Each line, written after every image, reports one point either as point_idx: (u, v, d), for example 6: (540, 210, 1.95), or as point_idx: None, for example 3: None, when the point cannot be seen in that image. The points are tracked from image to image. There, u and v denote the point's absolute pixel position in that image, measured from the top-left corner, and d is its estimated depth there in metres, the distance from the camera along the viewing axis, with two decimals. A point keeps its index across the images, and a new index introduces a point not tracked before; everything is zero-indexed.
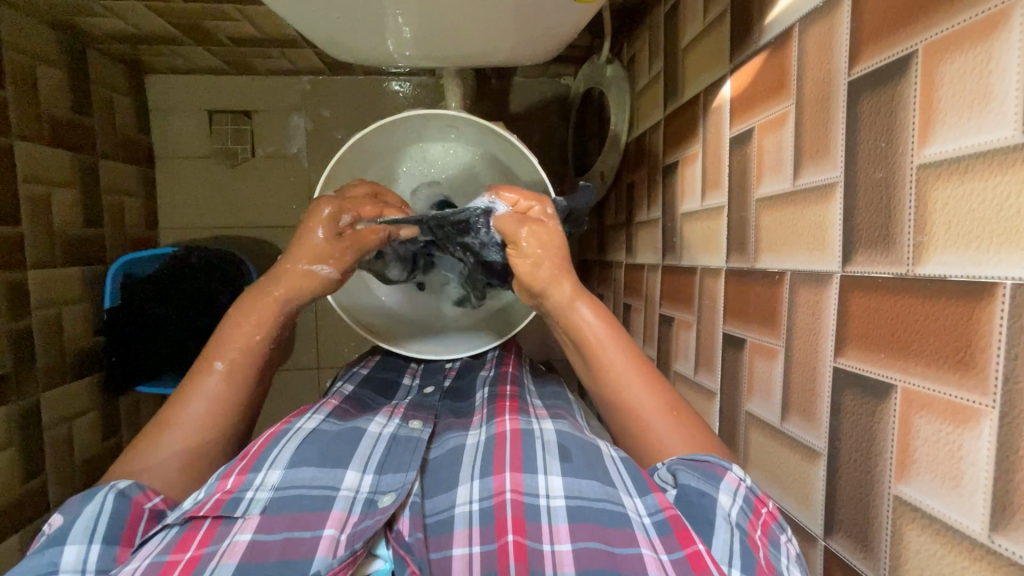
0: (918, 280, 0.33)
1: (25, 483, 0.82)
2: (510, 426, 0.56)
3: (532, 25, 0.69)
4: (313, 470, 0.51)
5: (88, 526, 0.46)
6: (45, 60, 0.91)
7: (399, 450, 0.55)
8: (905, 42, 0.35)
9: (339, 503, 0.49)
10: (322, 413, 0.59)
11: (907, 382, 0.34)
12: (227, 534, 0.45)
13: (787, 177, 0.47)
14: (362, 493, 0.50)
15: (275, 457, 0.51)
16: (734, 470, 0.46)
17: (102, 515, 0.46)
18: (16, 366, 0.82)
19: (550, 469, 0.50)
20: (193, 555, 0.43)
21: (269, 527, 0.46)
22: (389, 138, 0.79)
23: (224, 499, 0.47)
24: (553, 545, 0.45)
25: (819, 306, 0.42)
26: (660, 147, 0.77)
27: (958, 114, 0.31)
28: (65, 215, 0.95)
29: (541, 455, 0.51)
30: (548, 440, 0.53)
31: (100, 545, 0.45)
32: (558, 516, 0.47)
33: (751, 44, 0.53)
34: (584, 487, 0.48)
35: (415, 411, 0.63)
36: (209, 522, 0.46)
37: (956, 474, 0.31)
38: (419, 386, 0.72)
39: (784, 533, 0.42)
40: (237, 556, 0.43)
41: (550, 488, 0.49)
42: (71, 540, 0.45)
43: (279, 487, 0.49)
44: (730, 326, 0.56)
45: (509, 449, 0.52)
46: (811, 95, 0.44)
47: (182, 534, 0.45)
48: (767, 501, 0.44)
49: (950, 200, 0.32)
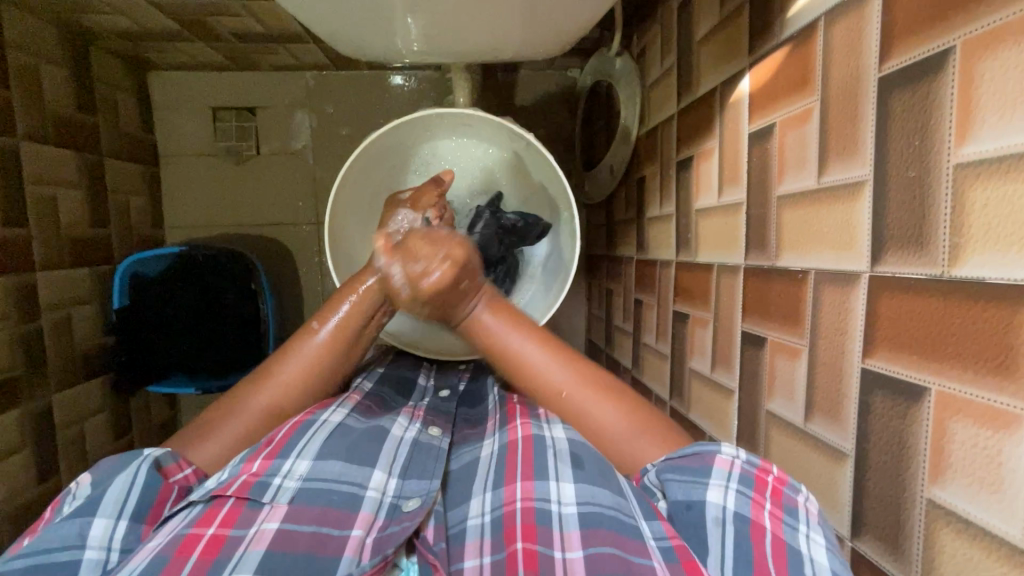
0: (954, 282, 0.33)
1: (39, 484, 0.82)
2: (522, 433, 0.56)
3: (544, 20, 0.68)
4: (340, 465, 0.51)
5: (119, 500, 0.47)
6: (47, 58, 0.89)
7: (422, 456, 0.55)
8: (943, 37, 0.34)
9: (367, 504, 0.48)
10: (347, 406, 0.59)
11: (942, 386, 0.34)
12: (254, 520, 0.46)
13: (812, 173, 0.46)
14: (387, 496, 0.50)
15: (303, 448, 0.51)
16: (724, 451, 0.46)
17: (134, 488, 0.48)
18: (27, 369, 0.82)
19: (562, 476, 0.50)
20: (216, 533, 0.45)
21: (298, 518, 0.46)
22: (401, 136, 0.79)
23: (251, 482, 0.48)
24: (563, 553, 0.45)
25: (845, 306, 0.42)
26: (673, 142, 0.77)
27: (1000, 113, 0.30)
28: (72, 214, 0.94)
29: (553, 463, 0.51)
30: (561, 449, 0.52)
31: (127, 521, 0.47)
32: (569, 523, 0.46)
33: (771, 38, 0.52)
34: (597, 494, 0.47)
35: (434, 416, 0.62)
36: (233, 502, 0.47)
37: (995, 480, 0.31)
38: (434, 388, 0.72)
39: (799, 494, 0.43)
40: (264, 544, 0.44)
41: (561, 495, 0.48)
42: (100, 513, 0.47)
43: (306, 478, 0.49)
44: (749, 325, 0.56)
45: (521, 457, 0.53)
46: (837, 90, 0.43)
47: (206, 510, 0.47)
48: (770, 469, 0.45)
49: (989, 200, 0.31)
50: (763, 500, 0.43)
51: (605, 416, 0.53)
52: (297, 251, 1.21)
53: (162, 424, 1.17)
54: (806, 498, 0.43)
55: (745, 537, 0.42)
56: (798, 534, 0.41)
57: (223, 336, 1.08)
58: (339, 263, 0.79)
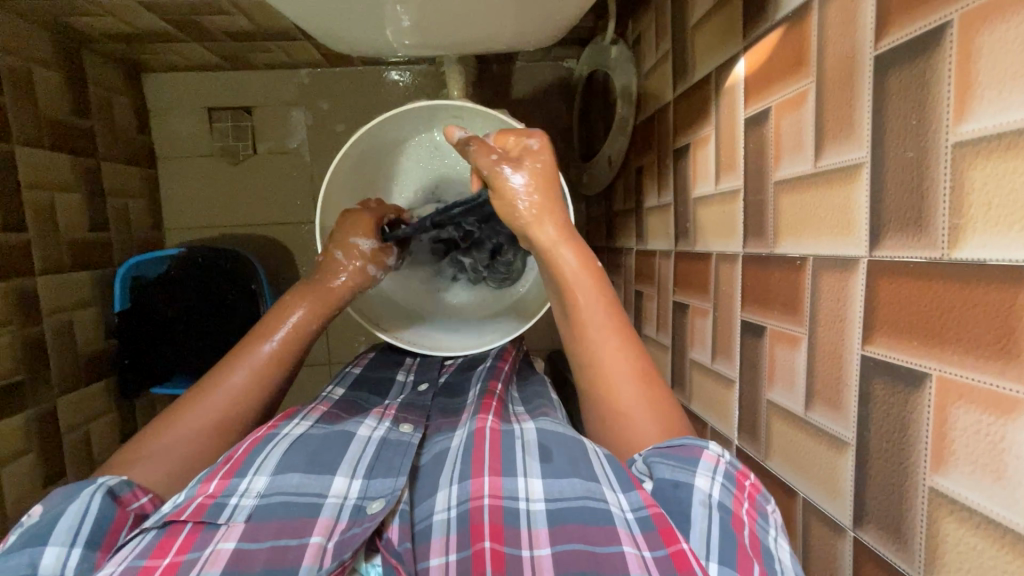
0: (955, 264, 0.32)
1: (46, 488, 0.82)
2: (490, 424, 0.57)
3: (536, 10, 0.67)
4: (298, 476, 0.53)
5: (72, 527, 0.47)
6: (40, 63, 0.89)
7: (389, 454, 0.57)
8: (939, 12, 0.33)
9: (327, 510, 0.50)
10: (311, 419, 0.61)
11: (943, 370, 0.33)
12: (210, 541, 0.47)
13: (809, 157, 0.45)
14: (350, 499, 0.52)
15: (261, 463, 0.53)
16: (712, 447, 0.47)
17: (87, 515, 0.48)
18: (29, 373, 0.82)
19: (530, 471, 0.52)
20: (172, 560, 0.45)
21: (254, 534, 0.48)
22: (397, 129, 0.78)
23: (207, 504, 0.49)
24: (532, 550, 0.47)
25: (844, 292, 0.41)
26: (670, 129, 0.75)
27: (999, 88, 0.29)
28: (70, 219, 0.94)
29: (521, 457, 0.53)
30: (528, 441, 0.55)
31: (81, 549, 0.47)
32: (537, 521, 0.48)
33: (766, 20, 0.51)
34: (564, 487, 0.50)
35: (406, 413, 0.65)
36: (191, 526, 0.48)
37: (998, 466, 0.30)
38: (412, 384, 0.74)
39: (769, 504, 0.45)
40: (219, 565, 0.45)
41: (530, 491, 0.51)
42: (52, 542, 0.47)
43: (264, 494, 0.51)
44: (749, 313, 0.55)
45: (489, 450, 0.54)
46: (833, 71, 0.42)
47: (161, 538, 0.47)
48: (749, 473, 0.47)
49: (988, 179, 0.30)
50: (743, 497, 0.45)
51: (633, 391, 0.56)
52: (296, 250, 1.21)
53: None
54: (774, 509, 0.45)
55: (728, 525, 0.43)
56: (769, 536, 0.43)
57: (218, 339, 1.07)
58: None
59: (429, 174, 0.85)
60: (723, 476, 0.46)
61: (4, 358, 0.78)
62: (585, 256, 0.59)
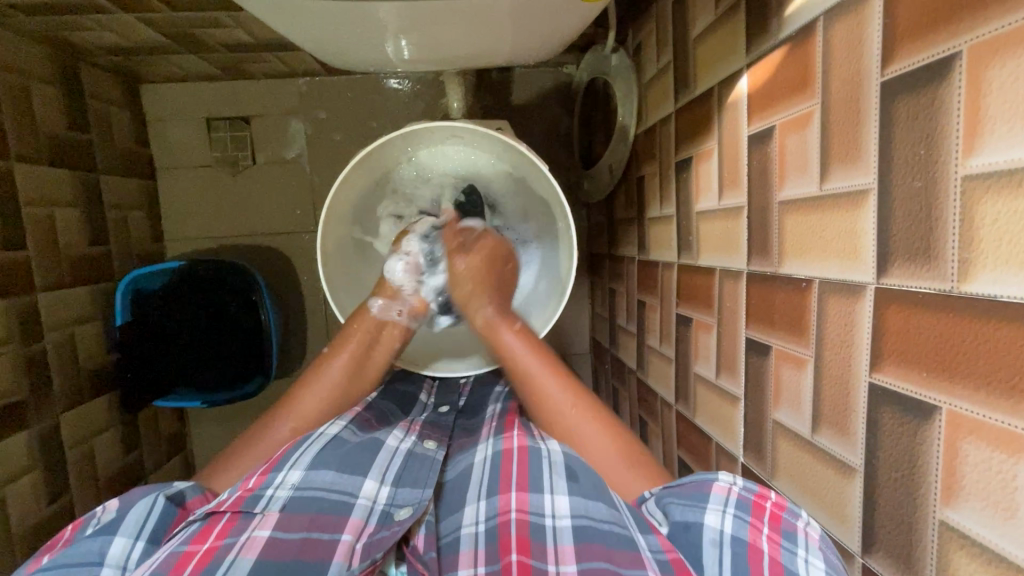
0: (965, 298, 0.32)
1: (50, 504, 0.82)
2: (516, 443, 0.60)
3: (537, 25, 0.67)
4: (332, 474, 0.56)
5: (138, 521, 0.51)
6: (37, 78, 0.89)
7: (416, 465, 0.60)
8: (949, 41, 0.32)
9: (357, 511, 0.53)
10: (345, 419, 0.64)
11: (953, 405, 0.33)
12: (245, 528, 0.49)
13: (814, 179, 0.44)
14: (378, 504, 0.54)
15: (297, 458, 0.56)
16: (722, 479, 0.48)
17: (152, 512, 0.52)
18: (32, 390, 0.82)
19: (556, 489, 0.54)
20: (210, 545, 0.48)
21: (289, 526, 0.50)
22: (393, 152, 0.79)
23: (245, 496, 0.52)
24: (557, 565, 0.49)
25: (851, 318, 0.41)
26: (671, 141, 0.75)
27: (1010, 124, 0.29)
28: (70, 233, 0.94)
29: (547, 474, 0.56)
30: (555, 461, 0.57)
31: (143, 542, 0.50)
32: (563, 537, 0.51)
33: (769, 38, 0.50)
34: (591, 508, 0.52)
35: (430, 430, 0.67)
36: (228, 516, 0.51)
37: (1009, 504, 0.30)
38: (433, 406, 0.77)
39: (800, 519, 0.44)
40: (254, 551, 0.47)
41: (556, 508, 0.53)
42: (121, 532, 0.50)
43: (297, 487, 0.53)
44: (754, 331, 0.55)
45: (516, 469, 0.57)
46: (838, 95, 0.41)
47: (203, 526, 0.50)
48: (769, 495, 0.46)
49: (999, 215, 0.30)
50: (762, 524, 0.45)
51: (622, 476, 0.56)
52: (296, 260, 1.21)
53: (172, 438, 1.17)
54: (807, 523, 0.43)
55: (748, 557, 0.44)
56: (797, 558, 0.42)
57: (226, 351, 1.09)
58: (343, 280, 0.80)
59: (416, 200, 0.87)
60: (734, 506, 0.47)
61: (6, 377, 0.78)
62: (530, 338, 0.67)
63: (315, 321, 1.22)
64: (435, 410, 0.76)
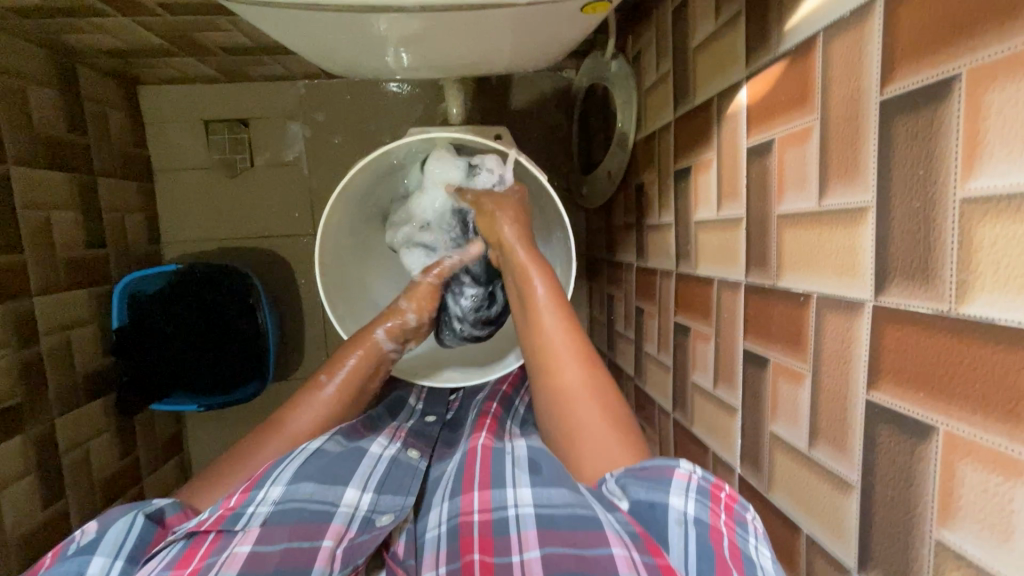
0: (962, 320, 0.32)
1: (45, 509, 0.82)
2: (482, 443, 0.63)
3: (538, 35, 0.66)
4: (312, 486, 0.56)
5: (119, 541, 0.51)
6: (34, 80, 0.88)
7: (398, 473, 0.61)
8: (948, 63, 0.32)
9: (339, 517, 0.54)
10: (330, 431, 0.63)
11: (949, 425, 0.33)
12: (227, 546, 0.49)
13: (812, 195, 0.45)
14: (360, 510, 0.56)
15: (277, 475, 0.56)
16: (683, 466, 0.49)
17: (132, 531, 0.52)
18: (27, 395, 0.81)
19: (520, 482, 0.57)
20: (192, 568, 0.47)
21: (270, 538, 0.50)
22: (375, 175, 0.79)
23: (226, 515, 0.52)
24: (522, 554, 0.50)
25: (849, 334, 0.41)
26: (671, 149, 0.75)
27: (1010, 149, 0.29)
28: (67, 236, 0.93)
29: (511, 470, 0.58)
30: (518, 456, 0.60)
31: (122, 562, 0.50)
32: (525, 524, 0.52)
33: (769, 51, 0.50)
34: (552, 495, 0.53)
35: (414, 439, 0.69)
36: (211, 537, 0.51)
37: (1006, 527, 0.30)
38: (420, 413, 0.78)
39: (749, 513, 0.45)
40: (235, 566, 0.47)
41: (519, 499, 0.55)
42: (100, 552, 0.50)
43: (280, 501, 0.54)
44: (751, 343, 0.55)
45: (479, 467, 0.60)
46: (837, 111, 0.41)
47: (185, 549, 0.50)
48: (723, 485, 0.47)
49: (998, 239, 0.30)
50: (719, 509, 0.46)
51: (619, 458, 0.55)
52: (294, 263, 1.21)
53: (168, 442, 1.16)
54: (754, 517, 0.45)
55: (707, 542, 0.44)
56: (749, 544, 0.43)
57: (222, 354, 1.08)
58: (341, 289, 0.80)
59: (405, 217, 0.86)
60: (696, 491, 0.47)
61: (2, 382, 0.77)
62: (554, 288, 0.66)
63: (313, 324, 1.22)
64: (421, 418, 0.76)
